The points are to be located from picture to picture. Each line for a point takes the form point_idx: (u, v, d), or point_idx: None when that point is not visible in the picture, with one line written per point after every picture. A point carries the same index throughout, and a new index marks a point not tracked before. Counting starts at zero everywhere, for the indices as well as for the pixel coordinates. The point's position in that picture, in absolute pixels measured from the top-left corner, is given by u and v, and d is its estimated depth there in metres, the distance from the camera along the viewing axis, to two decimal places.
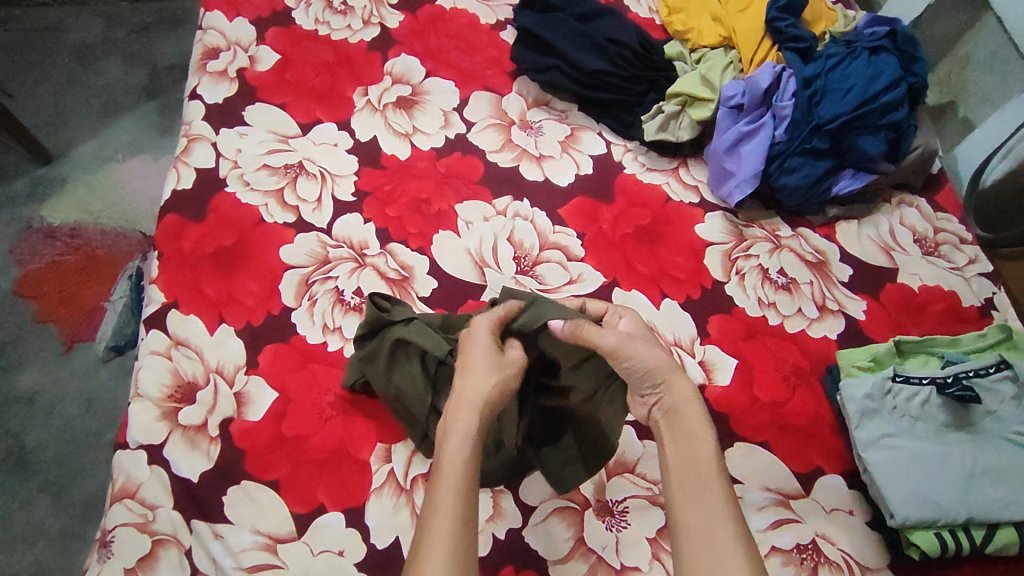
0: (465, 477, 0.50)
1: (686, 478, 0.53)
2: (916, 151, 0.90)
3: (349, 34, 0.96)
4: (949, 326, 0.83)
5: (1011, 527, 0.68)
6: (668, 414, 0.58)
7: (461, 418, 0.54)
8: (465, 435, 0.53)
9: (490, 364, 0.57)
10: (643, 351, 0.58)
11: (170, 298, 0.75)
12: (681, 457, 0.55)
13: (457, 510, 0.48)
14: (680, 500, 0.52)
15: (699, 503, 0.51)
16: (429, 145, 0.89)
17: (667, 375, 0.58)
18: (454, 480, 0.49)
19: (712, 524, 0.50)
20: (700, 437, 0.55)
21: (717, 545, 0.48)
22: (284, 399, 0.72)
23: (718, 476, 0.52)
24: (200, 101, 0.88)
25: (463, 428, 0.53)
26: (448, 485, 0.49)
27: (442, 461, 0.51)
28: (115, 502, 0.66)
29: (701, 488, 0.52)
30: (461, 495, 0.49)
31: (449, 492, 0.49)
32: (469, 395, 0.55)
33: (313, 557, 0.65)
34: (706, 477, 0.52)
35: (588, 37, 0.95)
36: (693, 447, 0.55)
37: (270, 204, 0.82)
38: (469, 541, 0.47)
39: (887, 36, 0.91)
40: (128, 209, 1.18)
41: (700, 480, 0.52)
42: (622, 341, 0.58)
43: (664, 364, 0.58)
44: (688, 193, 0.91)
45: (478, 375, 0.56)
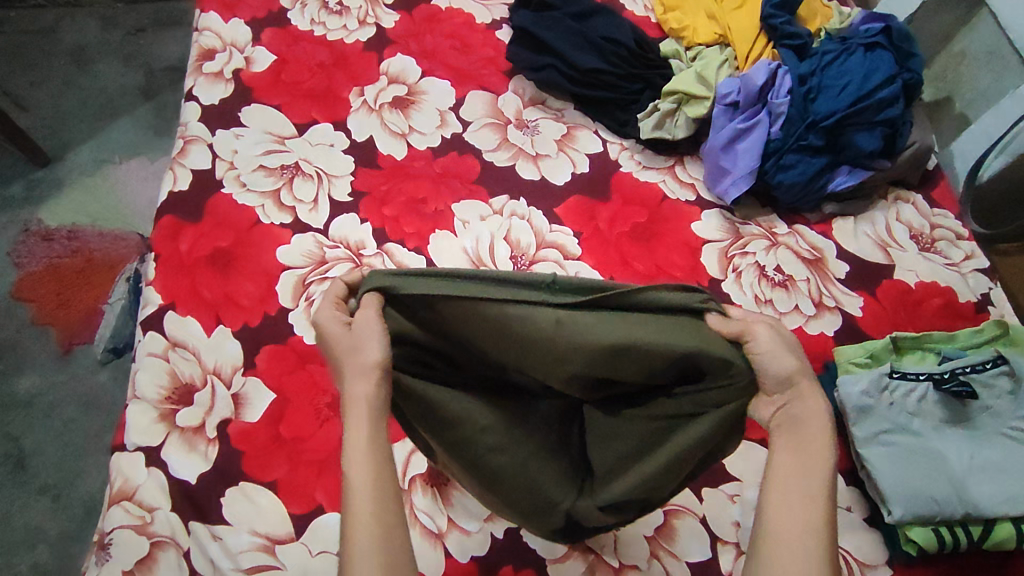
0: (372, 474, 0.49)
1: (789, 483, 0.52)
2: (911, 147, 0.90)
3: (345, 34, 0.96)
4: (945, 321, 0.83)
5: (1009, 522, 0.68)
6: (788, 421, 0.54)
7: (359, 411, 0.50)
8: (364, 424, 0.50)
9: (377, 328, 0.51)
10: (777, 358, 0.52)
11: (167, 300, 0.75)
12: (793, 463, 0.53)
13: (373, 512, 0.48)
14: (777, 500, 0.51)
15: (799, 514, 0.50)
16: (425, 145, 0.89)
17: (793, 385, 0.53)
18: (364, 480, 0.49)
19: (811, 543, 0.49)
20: (815, 450, 0.53)
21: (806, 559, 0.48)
22: (282, 400, 0.72)
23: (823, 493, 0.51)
24: (195, 103, 0.88)
25: (362, 417, 0.50)
26: (359, 487, 0.49)
27: (348, 459, 0.50)
28: (113, 504, 0.66)
29: (803, 500, 0.51)
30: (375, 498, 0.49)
31: (363, 496, 0.48)
32: (355, 374, 0.51)
33: (311, 557, 0.65)
34: (814, 489, 0.51)
35: (584, 36, 0.96)
36: (806, 459, 0.52)
37: (267, 205, 0.82)
38: (392, 537, 0.48)
39: (882, 33, 0.91)
40: (125, 211, 1.18)
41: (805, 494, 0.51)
42: (771, 350, 0.52)
43: (800, 377, 0.53)
44: (684, 191, 0.91)
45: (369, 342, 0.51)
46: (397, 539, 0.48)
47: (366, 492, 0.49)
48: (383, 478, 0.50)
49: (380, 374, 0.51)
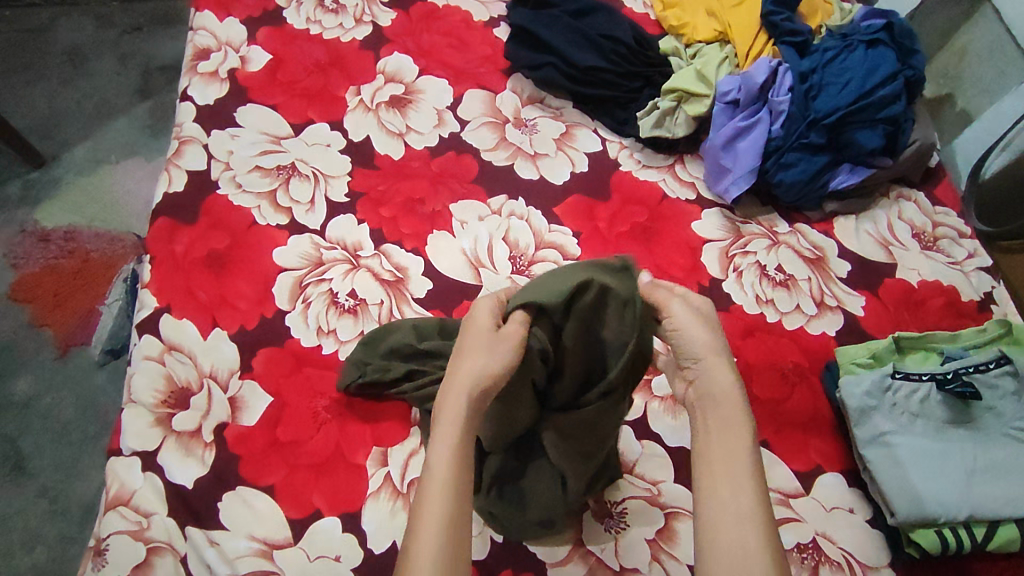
0: (451, 474, 0.46)
1: (717, 470, 0.50)
2: (913, 145, 0.89)
3: (341, 33, 0.95)
4: (948, 321, 0.82)
5: (1013, 523, 0.68)
6: (705, 399, 0.54)
7: (450, 408, 0.48)
8: (451, 443, 0.47)
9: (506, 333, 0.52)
10: (694, 330, 0.55)
11: (162, 303, 0.75)
12: (715, 444, 0.52)
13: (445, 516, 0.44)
14: (713, 490, 0.49)
15: (733, 501, 0.48)
16: (423, 145, 0.89)
17: (703, 356, 0.55)
18: (437, 485, 0.45)
19: (749, 529, 0.47)
20: (736, 428, 0.52)
21: (746, 550, 0.46)
22: (279, 403, 0.71)
23: (751, 471, 0.50)
24: (190, 103, 0.87)
25: (452, 422, 0.48)
26: (428, 504, 0.44)
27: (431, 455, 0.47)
28: (109, 510, 0.65)
29: (733, 485, 0.49)
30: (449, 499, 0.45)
31: (437, 488, 0.45)
32: (455, 387, 0.49)
33: (309, 562, 0.64)
34: (740, 471, 0.50)
35: (582, 33, 0.95)
36: (728, 439, 0.52)
37: (263, 206, 0.82)
38: (459, 543, 0.44)
39: (883, 29, 0.90)
40: (122, 211, 1.18)
41: (734, 478, 0.49)
42: (688, 319, 0.55)
43: (710, 347, 0.55)
44: (684, 189, 0.90)
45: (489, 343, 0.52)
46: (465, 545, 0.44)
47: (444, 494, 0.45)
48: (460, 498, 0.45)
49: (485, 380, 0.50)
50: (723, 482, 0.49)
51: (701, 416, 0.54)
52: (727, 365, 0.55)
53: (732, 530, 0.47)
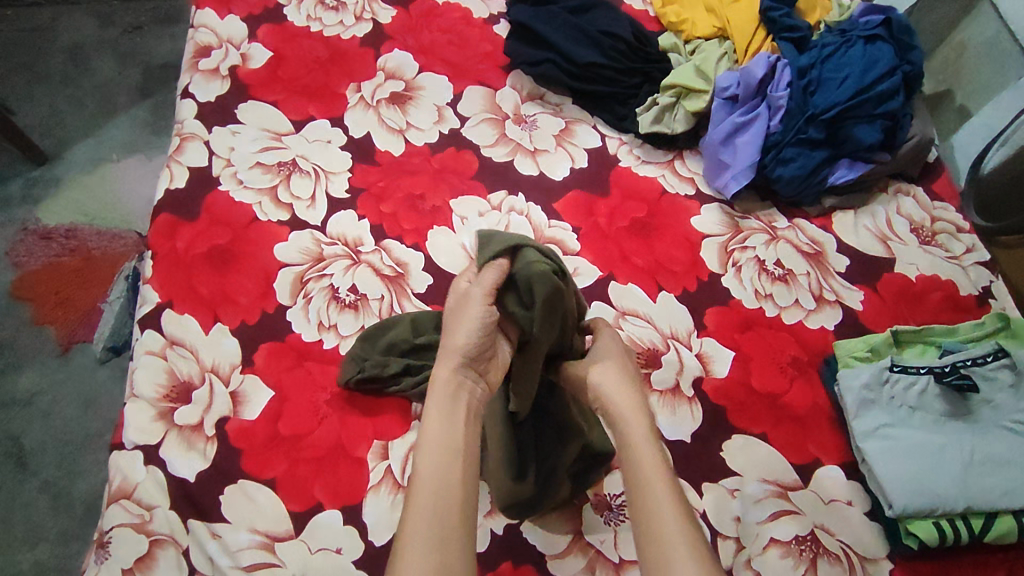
0: (433, 476, 0.51)
1: (632, 484, 0.54)
2: (912, 140, 0.89)
3: (341, 30, 0.96)
4: (946, 315, 0.83)
5: (1009, 516, 0.68)
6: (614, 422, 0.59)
7: (433, 413, 0.54)
8: (438, 424, 0.54)
9: (471, 312, 0.57)
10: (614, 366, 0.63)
11: (164, 298, 0.75)
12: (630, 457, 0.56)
13: (433, 514, 0.49)
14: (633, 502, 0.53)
15: (649, 503, 0.52)
16: (423, 141, 0.89)
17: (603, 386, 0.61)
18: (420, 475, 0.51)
19: (667, 527, 0.50)
20: (640, 439, 0.57)
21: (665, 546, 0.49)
22: (280, 397, 0.72)
23: (660, 474, 0.54)
24: (192, 100, 0.88)
25: (439, 410, 0.55)
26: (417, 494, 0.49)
27: (416, 458, 0.52)
28: (112, 503, 0.65)
29: (643, 491, 0.53)
30: (433, 500, 0.49)
31: (426, 465, 0.51)
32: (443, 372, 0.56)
33: (311, 555, 0.65)
34: (652, 477, 0.54)
35: (581, 30, 0.95)
36: (636, 453, 0.56)
37: (264, 202, 0.82)
38: (448, 537, 0.48)
39: (882, 25, 0.91)
40: (123, 208, 1.18)
41: (646, 484, 0.53)
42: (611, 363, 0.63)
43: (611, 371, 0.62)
44: (684, 185, 0.90)
45: (463, 326, 0.57)
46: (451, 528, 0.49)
47: (427, 498, 0.50)
48: (447, 485, 0.51)
49: (464, 353, 0.57)
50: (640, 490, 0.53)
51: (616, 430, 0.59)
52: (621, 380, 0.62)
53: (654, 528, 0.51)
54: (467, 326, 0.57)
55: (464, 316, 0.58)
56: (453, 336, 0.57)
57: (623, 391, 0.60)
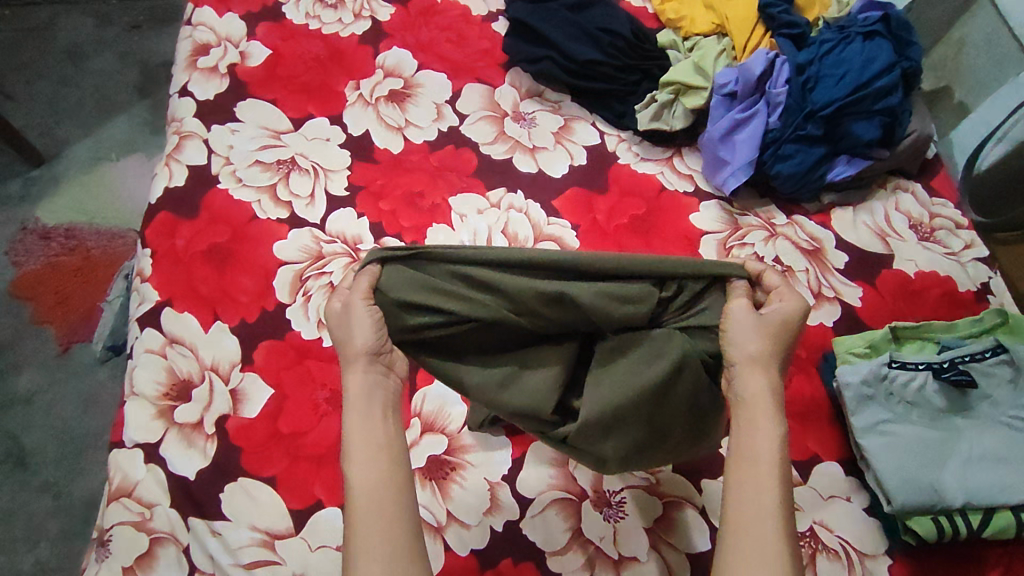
0: (366, 474, 0.52)
1: (740, 470, 0.53)
2: (911, 136, 0.89)
3: (340, 28, 0.96)
4: (944, 311, 0.83)
5: (1008, 511, 0.68)
6: (744, 403, 0.55)
7: (355, 406, 0.55)
8: (359, 413, 0.55)
9: (359, 314, 0.53)
10: (746, 338, 0.54)
11: (163, 296, 0.75)
12: (748, 446, 0.54)
13: (370, 508, 0.51)
14: (736, 486, 0.52)
15: (756, 496, 0.51)
16: (421, 139, 0.89)
17: (746, 364, 0.55)
18: (363, 458, 0.52)
19: (761, 519, 0.50)
20: (764, 429, 0.54)
21: (766, 547, 0.49)
22: (280, 395, 0.72)
23: (776, 472, 0.52)
24: (191, 99, 0.88)
25: (357, 406, 0.55)
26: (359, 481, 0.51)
27: (347, 453, 0.53)
28: (113, 501, 0.66)
29: (756, 483, 0.52)
30: (366, 494, 0.51)
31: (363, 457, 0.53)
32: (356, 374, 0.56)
33: (311, 553, 0.65)
34: (766, 471, 0.52)
35: (580, 27, 0.95)
36: (756, 438, 0.54)
37: (263, 200, 0.82)
38: (390, 527, 0.50)
39: (880, 21, 0.91)
40: (122, 207, 1.18)
41: (753, 471, 0.52)
42: (745, 333, 0.54)
43: (750, 353, 0.54)
44: (682, 181, 0.90)
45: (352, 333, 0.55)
46: (396, 512, 0.51)
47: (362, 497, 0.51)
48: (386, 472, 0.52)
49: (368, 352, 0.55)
50: (750, 483, 0.52)
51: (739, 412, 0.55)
52: (763, 369, 0.55)
53: (757, 523, 0.50)
54: (359, 330, 0.54)
55: (349, 323, 0.55)
56: (353, 339, 0.55)
57: (758, 373, 0.55)
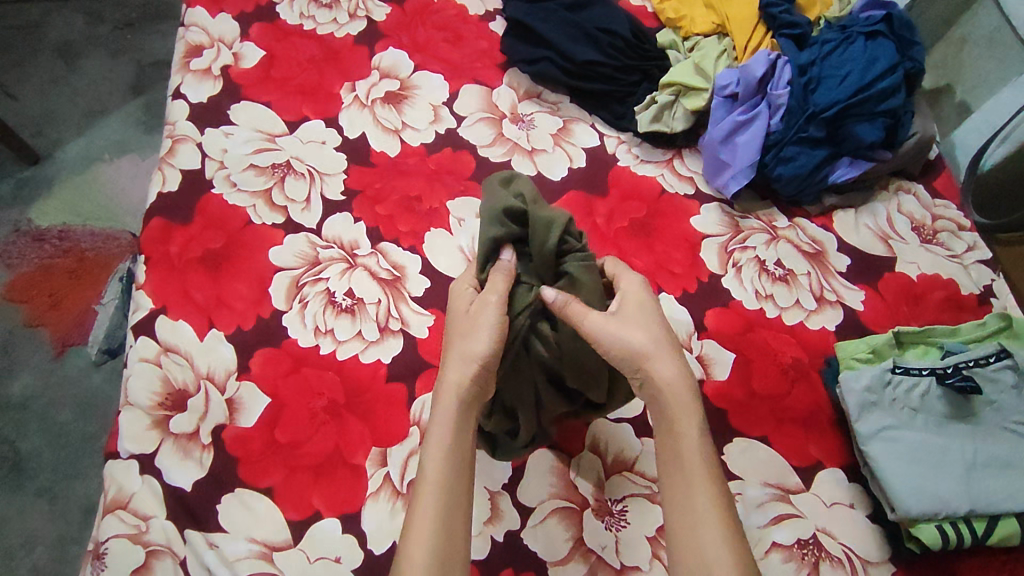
0: (443, 477, 0.54)
1: (674, 482, 0.56)
2: (913, 137, 0.89)
3: (335, 28, 0.94)
4: (947, 315, 0.82)
5: (1012, 519, 0.67)
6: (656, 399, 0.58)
7: (444, 411, 0.57)
8: (441, 449, 0.55)
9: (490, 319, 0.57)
10: (631, 335, 0.57)
11: (157, 304, 0.74)
12: (673, 452, 0.56)
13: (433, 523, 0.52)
14: (671, 492, 0.56)
15: (688, 505, 0.54)
16: (418, 141, 0.88)
17: (647, 360, 0.57)
18: (432, 480, 0.54)
19: (698, 524, 0.53)
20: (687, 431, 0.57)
21: (703, 551, 0.52)
22: (277, 404, 0.71)
23: (705, 476, 0.55)
24: (184, 101, 0.86)
25: (444, 429, 0.56)
26: (424, 499, 0.53)
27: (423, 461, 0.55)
28: (108, 513, 0.65)
29: (687, 489, 0.55)
30: (439, 495, 0.53)
31: (429, 489, 0.54)
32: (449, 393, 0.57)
33: (309, 564, 0.64)
34: (695, 479, 0.55)
35: (579, 26, 0.94)
36: (681, 447, 0.56)
37: (258, 205, 0.81)
38: (452, 535, 0.53)
39: (883, 20, 0.90)
40: (116, 209, 1.16)
41: (686, 478, 0.55)
42: (617, 325, 0.57)
43: (650, 350, 0.57)
44: (683, 184, 0.89)
45: (476, 334, 0.57)
46: (455, 537, 0.53)
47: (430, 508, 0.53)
48: (450, 495, 0.54)
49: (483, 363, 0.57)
50: (680, 491, 0.55)
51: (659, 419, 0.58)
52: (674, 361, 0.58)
53: (695, 529, 0.54)
54: (482, 331, 0.57)
55: (475, 324, 0.58)
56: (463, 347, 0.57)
57: (668, 365, 0.58)
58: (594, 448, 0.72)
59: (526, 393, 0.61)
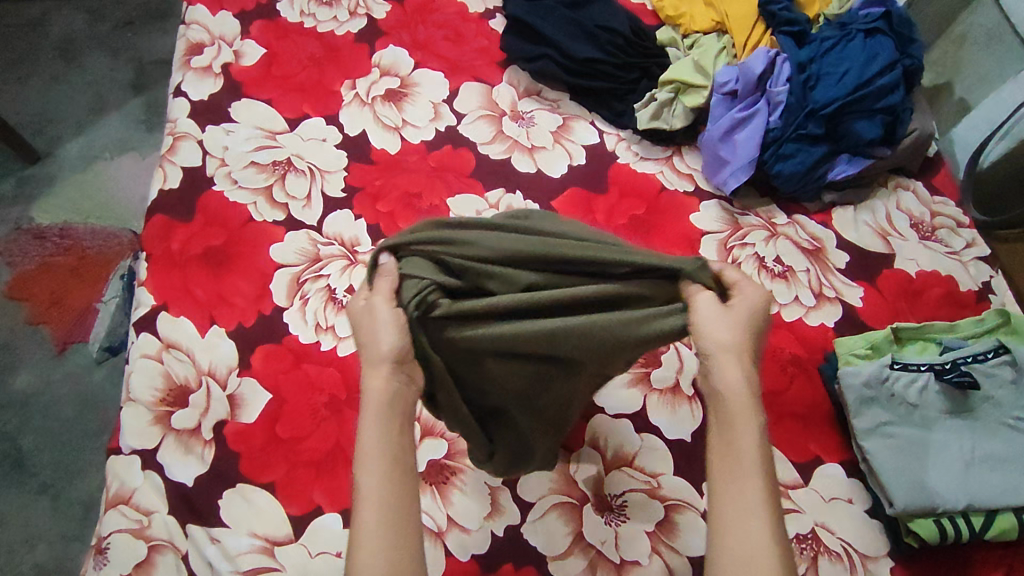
0: (380, 485, 0.49)
1: (726, 471, 0.51)
2: (911, 135, 0.89)
3: (336, 26, 0.95)
4: (946, 311, 0.83)
5: (1010, 513, 0.68)
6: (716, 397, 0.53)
7: (370, 412, 0.51)
8: (375, 455, 0.50)
9: (385, 318, 0.52)
10: (713, 330, 0.52)
11: (159, 301, 0.75)
12: (727, 444, 0.51)
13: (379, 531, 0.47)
14: (722, 482, 0.50)
15: (743, 500, 0.49)
16: (419, 138, 0.88)
17: (720, 355, 0.52)
18: (374, 487, 0.49)
19: (750, 516, 0.48)
20: (746, 426, 0.51)
21: (752, 546, 0.47)
22: (278, 400, 0.71)
23: (759, 470, 0.50)
24: (185, 99, 0.87)
25: (376, 428, 0.51)
26: (366, 508, 0.48)
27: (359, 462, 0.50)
28: (110, 508, 0.65)
29: (738, 481, 0.50)
30: (380, 512, 0.48)
31: (370, 499, 0.49)
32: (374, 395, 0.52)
33: (311, 559, 0.65)
34: (748, 470, 0.50)
35: (579, 25, 0.94)
36: (735, 440, 0.51)
37: (259, 202, 0.81)
38: (399, 546, 0.47)
39: (882, 18, 0.90)
40: (117, 207, 1.17)
41: (738, 468, 0.50)
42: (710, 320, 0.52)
43: (725, 344, 0.52)
44: (683, 181, 0.90)
45: (376, 334, 0.52)
46: (408, 536, 0.48)
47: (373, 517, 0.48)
48: (395, 493, 0.49)
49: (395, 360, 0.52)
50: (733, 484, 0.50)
51: (718, 409, 0.53)
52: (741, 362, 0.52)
53: (744, 526, 0.48)
54: (381, 330, 0.52)
55: (374, 324, 0.52)
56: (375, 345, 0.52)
57: (738, 358, 0.52)
58: (593, 444, 0.72)
59: (454, 394, 0.58)
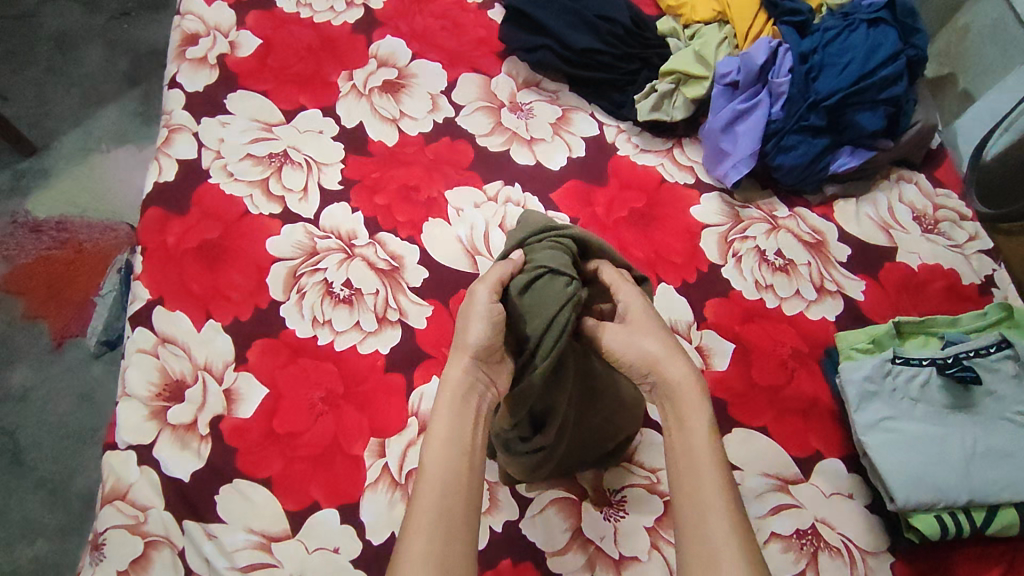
0: (442, 470, 0.49)
1: (679, 470, 0.51)
2: (915, 126, 0.88)
3: (333, 16, 0.94)
4: (948, 305, 0.82)
5: (1011, 508, 0.67)
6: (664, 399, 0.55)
7: (446, 404, 0.52)
8: (442, 444, 0.51)
9: (484, 306, 0.55)
10: (642, 341, 0.56)
11: (154, 295, 0.74)
12: (678, 444, 0.52)
13: (435, 517, 0.47)
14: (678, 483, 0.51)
15: (697, 495, 0.49)
16: (417, 130, 0.87)
17: (656, 364, 0.55)
18: (437, 474, 0.49)
19: (707, 513, 0.48)
20: (694, 423, 0.53)
21: (711, 542, 0.47)
22: (275, 395, 0.71)
23: (713, 464, 0.51)
24: (180, 91, 0.86)
25: (447, 418, 0.52)
26: (425, 494, 0.48)
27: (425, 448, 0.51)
28: (106, 504, 0.65)
29: (693, 478, 0.50)
30: (441, 499, 0.48)
31: (431, 485, 0.48)
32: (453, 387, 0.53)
33: (308, 555, 0.64)
34: (702, 468, 0.50)
35: (578, 14, 0.93)
36: (688, 439, 0.52)
37: (255, 194, 0.80)
38: (452, 537, 0.47)
39: (886, 7, 0.88)
40: (113, 200, 1.16)
41: (692, 464, 0.51)
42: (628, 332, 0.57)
43: (659, 351, 0.56)
44: (683, 173, 0.89)
45: (468, 326, 0.55)
46: (461, 532, 0.47)
47: (429, 515, 0.47)
48: (456, 485, 0.49)
49: (479, 349, 0.54)
50: (688, 486, 0.50)
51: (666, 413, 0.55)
52: (679, 360, 0.55)
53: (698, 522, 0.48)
54: (473, 322, 0.55)
55: (468, 314, 0.56)
56: (466, 330, 0.55)
57: (675, 360, 0.55)
58: None
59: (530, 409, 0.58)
